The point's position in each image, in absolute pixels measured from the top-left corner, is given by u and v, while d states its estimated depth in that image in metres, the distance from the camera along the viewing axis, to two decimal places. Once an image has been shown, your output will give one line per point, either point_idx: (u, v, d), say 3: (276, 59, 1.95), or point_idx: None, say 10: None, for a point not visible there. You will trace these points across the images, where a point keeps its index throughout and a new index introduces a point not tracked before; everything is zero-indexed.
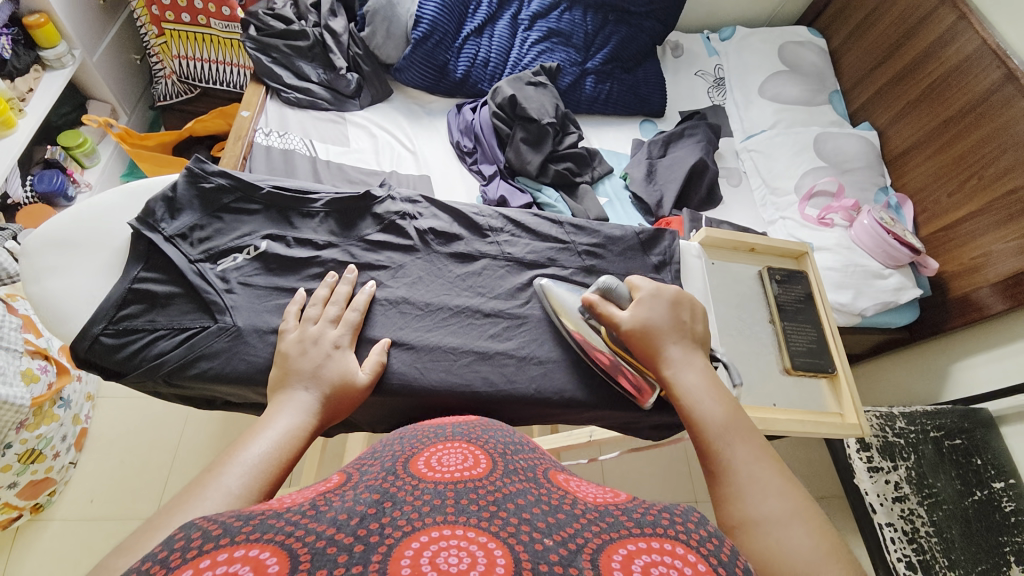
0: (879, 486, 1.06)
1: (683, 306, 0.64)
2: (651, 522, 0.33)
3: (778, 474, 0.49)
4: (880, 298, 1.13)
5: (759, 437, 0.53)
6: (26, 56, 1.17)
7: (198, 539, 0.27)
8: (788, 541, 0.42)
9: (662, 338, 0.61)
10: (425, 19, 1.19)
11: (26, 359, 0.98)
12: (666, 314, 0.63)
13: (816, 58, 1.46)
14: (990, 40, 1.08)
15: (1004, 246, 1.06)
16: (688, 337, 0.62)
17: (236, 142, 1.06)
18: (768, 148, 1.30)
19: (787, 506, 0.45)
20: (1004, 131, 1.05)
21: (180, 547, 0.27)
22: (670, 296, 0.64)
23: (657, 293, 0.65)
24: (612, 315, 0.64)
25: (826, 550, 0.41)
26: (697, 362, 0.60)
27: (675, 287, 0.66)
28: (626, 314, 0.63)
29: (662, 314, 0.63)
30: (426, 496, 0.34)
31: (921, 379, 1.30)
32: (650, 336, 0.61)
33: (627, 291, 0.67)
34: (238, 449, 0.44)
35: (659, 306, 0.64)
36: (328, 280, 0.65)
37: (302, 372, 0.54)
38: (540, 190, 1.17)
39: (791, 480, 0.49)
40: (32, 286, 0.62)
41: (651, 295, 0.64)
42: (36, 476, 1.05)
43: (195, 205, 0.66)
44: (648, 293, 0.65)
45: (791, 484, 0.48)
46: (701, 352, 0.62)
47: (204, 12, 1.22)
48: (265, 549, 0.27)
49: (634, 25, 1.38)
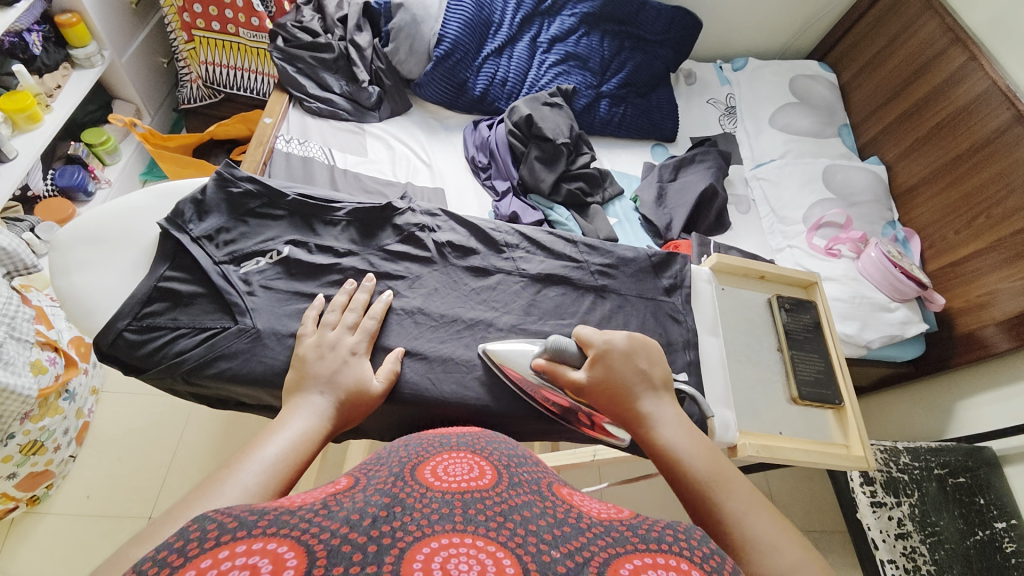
0: (882, 522, 1.05)
1: (639, 354, 0.62)
2: (656, 538, 0.33)
3: (774, 520, 0.48)
4: (886, 331, 1.14)
5: (743, 480, 0.53)
6: (56, 53, 1.22)
7: (215, 531, 0.28)
8: None
9: (628, 392, 0.59)
10: (447, 38, 1.23)
11: (36, 351, 0.99)
12: (626, 363, 0.61)
13: (826, 93, 1.49)
14: (1000, 82, 1.10)
15: (1009, 285, 1.07)
16: (656, 388, 0.60)
17: (258, 148, 1.08)
18: (778, 177, 1.32)
19: (792, 555, 0.44)
20: (1011, 172, 1.07)
21: (198, 537, 0.27)
22: (629, 344, 0.63)
23: (612, 344, 0.62)
24: (570, 378, 0.61)
25: None
26: (668, 413, 0.58)
27: (625, 334, 0.64)
28: (585, 374, 0.61)
29: (621, 367, 0.61)
30: (434, 503, 0.34)
31: (926, 414, 1.30)
32: (615, 393, 0.59)
33: (578, 350, 0.63)
34: (255, 448, 0.45)
35: (619, 357, 0.61)
36: (347, 287, 0.66)
37: (319, 376, 0.55)
38: (551, 208, 1.18)
39: (783, 523, 0.48)
40: (60, 279, 0.64)
41: (605, 350, 0.62)
42: (36, 468, 1.05)
43: (222, 208, 0.68)
44: (601, 348, 0.62)
45: (785, 526, 0.48)
46: (669, 400, 0.60)
47: (234, 22, 1.26)
48: (282, 544, 0.27)
49: (650, 52, 1.41)
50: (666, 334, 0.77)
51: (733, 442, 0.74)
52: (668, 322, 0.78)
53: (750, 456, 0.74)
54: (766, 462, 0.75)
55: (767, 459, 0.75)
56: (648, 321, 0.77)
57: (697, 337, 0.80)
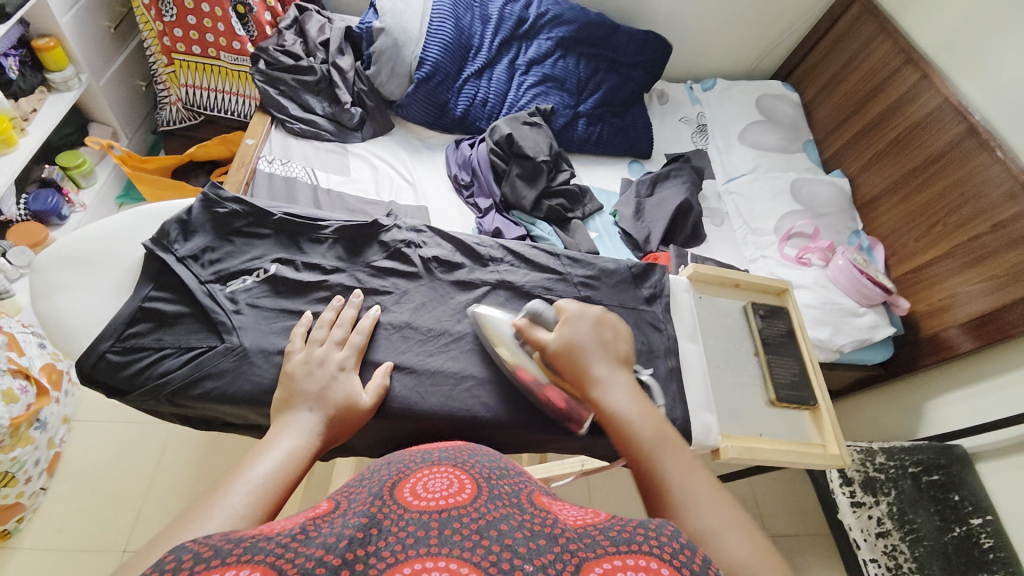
0: (861, 521, 1.18)
1: (607, 326, 0.64)
2: (626, 539, 0.34)
3: (708, 482, 0.50)
4: (857, 335, 1.18)
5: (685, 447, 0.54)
6: (32, 77, 1.21)
7: (190, 560, 0.28)
8: (729, 548, 0.43)
9: (587, 358, 0.60)
10: (428, 61, 1.26)
11: (7, 379, 0.96)
12: (592, 330, 0.63)
13: (790, 111, 1.58)
14: (951, 98, 1.19)
15: (969, 288, 1.13)
16: (615, 357, 0.62)
17: (240, 169, 1.10)
18: (748, 191, 1.38)
19: (720, 514, 0.46)
20: (966, 181, 1.14)
21: (173, 568, 0.27)
22: (600, 317, 0.65)
23: (583, 313, 0.64)
24: (540, 339, 0.64)
25: (759, 549, 0.44)
26: (623, 381, 0.59)
27: (599, 307, 0.66)
28: (553, 337, 0.63)
29: (586, 334, 0.62)
30: (410, 526, 0.34)
31: (898, 415, 1.34)
32: (575, 356, 0.60)
33: (554, 316, 0.66)
34: (243, 469, 0.45)
35: (587, 325, 0.63)
36: (334, 304, 0.67)
37: (308, 393, 0.55)
38: (534, 224, 1.21)
39: (717, 485, 0.50)
40: (41, 301, 0.63)
41: (576, 316, 0.64)
42: (5, 502, 1.00)
43: (208, 228, 0.68)
44: (575, 314, 0.64)
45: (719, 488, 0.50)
46: (626, 370, 0.61)
47: (215, 46, 1.26)
48: (255, 569, 0.27)
49: (624, 73, 1.48)
50: (649, 343, 0.80)
51: (716, 446, 0.77)
52: (650, 330, 0.80)
53: (733, 458, 0.76)
54: (746, 463, 0.77)
55: (748, 461, 0.77)
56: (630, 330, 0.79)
57: (678, 344, 0.82)
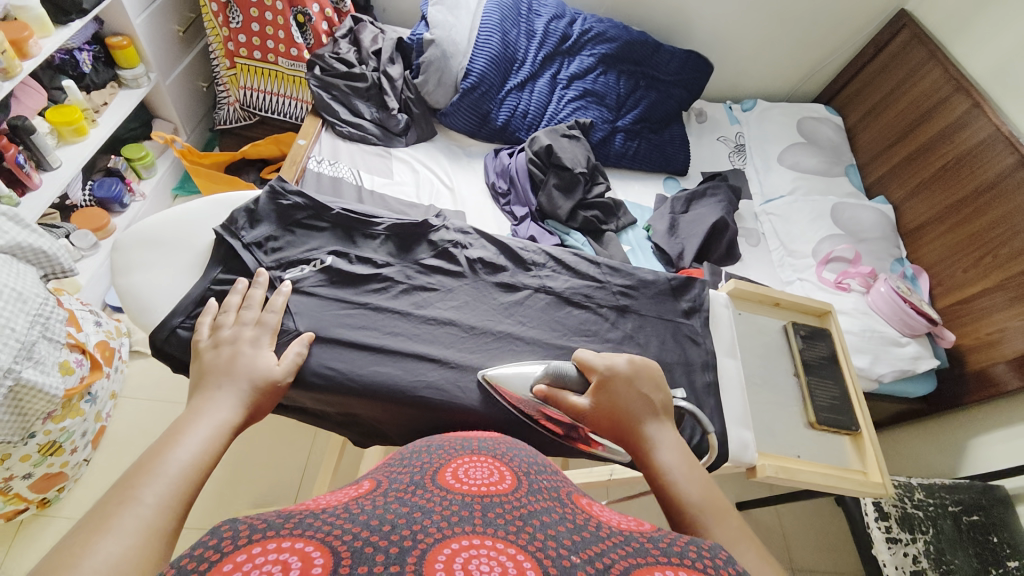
0: (897, 558, 1.02)
1: (642, 378, 0.60)
2: (677, 553, 0.33)
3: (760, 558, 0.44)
4: (897, 365, 1.15)
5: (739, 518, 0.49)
6: (105, 72, 1.31)
7: (246, 530, 0.29)
8: None
9: (632, 413, 0.57)
10: (474, 72, 1.30)
11: (65, 352, 1.00)
12: (629, 388, 0.59)
13: (833, 134, 1.56)
14: (1003, 128, 1.15)
15: (1020, 323, 1.09)
16: (658, 412, 0.58)
17: (292, 167, 1.15)
18: (786, 212, 1.37)
19: None
20: (1016, 215, 1.11)
21: (229, 536, 0.29)
22: (631, 370, 0.60)
23: (613, 369, 0.60)
24: (572, 404, 0.60)
25: None
26: (671, 437, 0.56)
27: (627, 358, 0.61)
28: (586, 400, 0.59)
29: (625, 392, 0.58)
30: (454, 506, 0.35)
31: (939, 452, 1.28)
32: (618, 414, 0.56)
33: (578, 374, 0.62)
34: (156, 460, 0.43)
35: (622, 381, 0.59)
36: (238, 287, 0.64)
37: (216, 371, 0.55)
38: (568, 234, 1.23)
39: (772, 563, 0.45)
40: (121, 277, 0.68)
41: (608, 374, 0.60)
42: (51, 469, 1.06)
43: (272, 218, 0.72)
44: (605, 371, 0.60)
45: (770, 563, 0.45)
46: (672, 427, 0.58)
47: (274, 52, 1.33)
48: (309, 544, 0.29)
49: (663, 91, 1.49)
50: (686, 356, 0.79)
51: (752, 463, 0.76)
52: (688, 344, 0.80)
53: (769, 476, 0.75)
54: (783, 485, 0.76)
55: (784, 482, 0.75)
56: (667, 341, 0.79)
57: (716, 360, 0.82)
